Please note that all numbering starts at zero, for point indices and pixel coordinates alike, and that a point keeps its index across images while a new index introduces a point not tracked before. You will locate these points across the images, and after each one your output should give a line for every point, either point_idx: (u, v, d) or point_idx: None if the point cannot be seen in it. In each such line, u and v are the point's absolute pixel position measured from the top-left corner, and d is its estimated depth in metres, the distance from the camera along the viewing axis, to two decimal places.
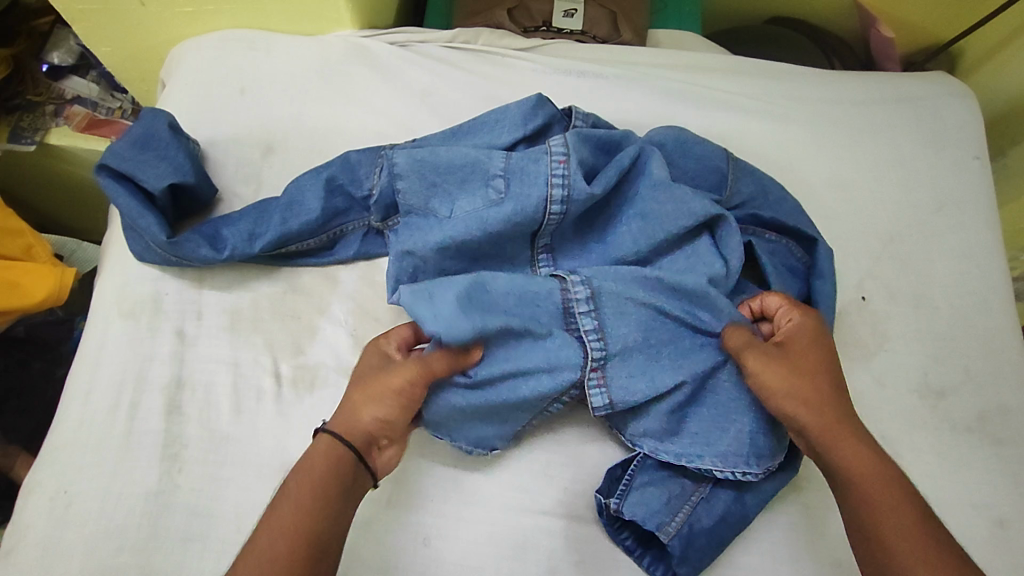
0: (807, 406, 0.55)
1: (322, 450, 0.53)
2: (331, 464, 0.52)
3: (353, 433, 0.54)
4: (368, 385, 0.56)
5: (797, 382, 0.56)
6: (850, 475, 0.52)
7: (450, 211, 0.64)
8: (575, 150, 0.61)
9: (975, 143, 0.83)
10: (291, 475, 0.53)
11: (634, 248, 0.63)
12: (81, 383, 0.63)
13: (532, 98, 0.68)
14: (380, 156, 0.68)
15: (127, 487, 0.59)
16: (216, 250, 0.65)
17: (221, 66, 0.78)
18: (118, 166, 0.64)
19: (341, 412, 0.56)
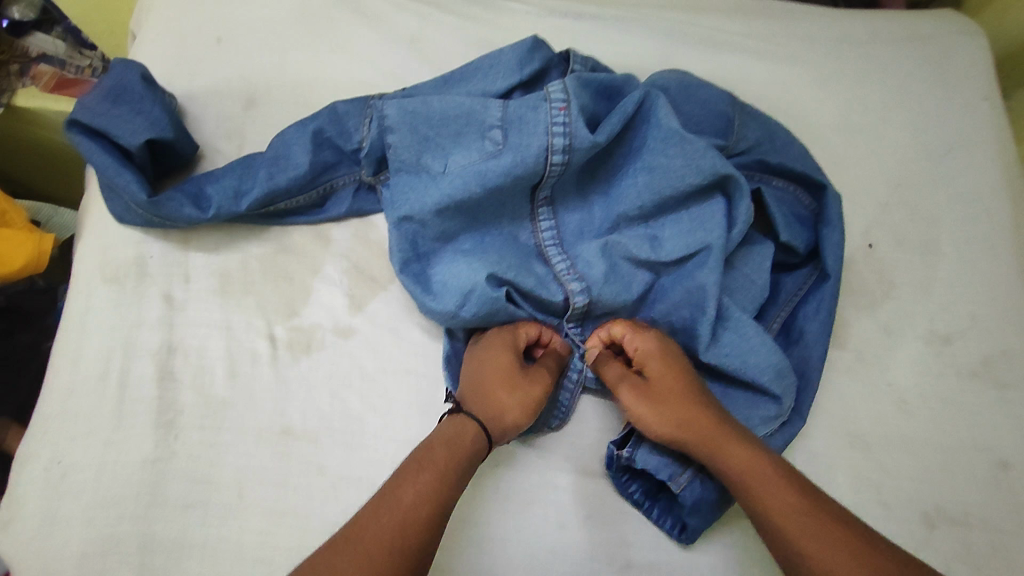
0: (671, 405, 0.56)
1: (470, 436, 0.53)
2: (475, 451, 0.53)
3: (500, 428, 0.55)
4: (518, 385, 0.57)
5: (649, 394, 0.57)
6: (726, 463, 0.53)
7: (444, 165, 0.61)
8: (576, 96, 0.58)
9: (984, 82, 0.80)
10: (430, 451, 0.51)
11: (637, 205, 0.61)
12: (68, 351, 0.61)
13: (528, 41, 0.64)
14: (370, 107, 0.64)
15: (124, 454, 0.58)
16: (201, 209, 0.61)
17: (195, 14, 0.73)
18: (90, 121, 0.59)
19: (483, 400, 0.56)
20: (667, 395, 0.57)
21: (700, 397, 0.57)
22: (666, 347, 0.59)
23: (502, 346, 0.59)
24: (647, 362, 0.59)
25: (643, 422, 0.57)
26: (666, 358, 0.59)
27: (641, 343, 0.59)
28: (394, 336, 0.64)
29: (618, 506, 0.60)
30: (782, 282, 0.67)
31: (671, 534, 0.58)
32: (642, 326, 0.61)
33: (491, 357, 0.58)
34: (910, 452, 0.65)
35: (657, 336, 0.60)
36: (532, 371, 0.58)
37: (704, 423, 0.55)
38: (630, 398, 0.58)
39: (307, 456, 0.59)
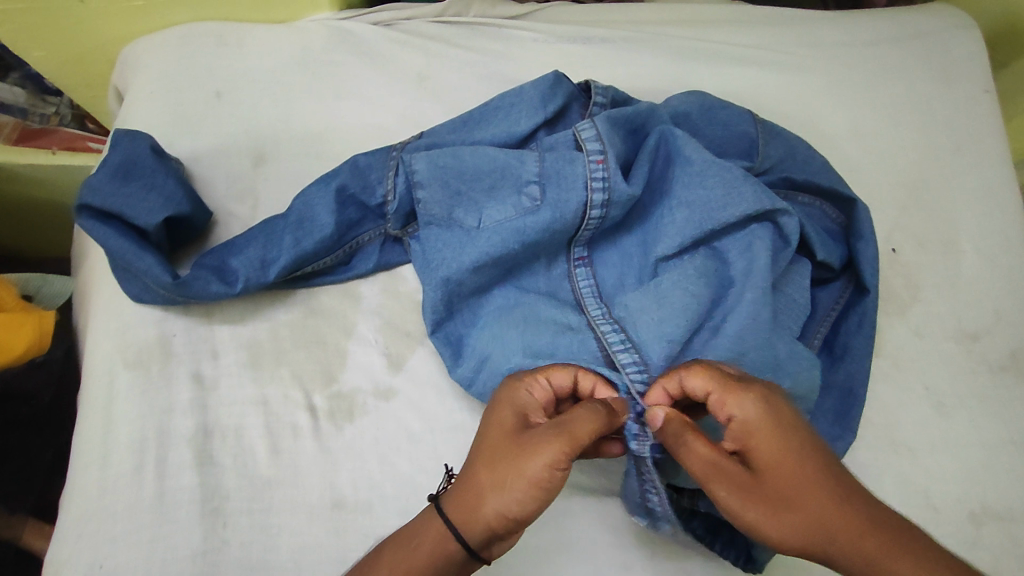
0: (800, 503, 0.43)
1: (433, 533, 0.45)
2: (441, 552, 0.45)
3: (471, 522, 0.45)
4: (501, 461, 0.46)
5: (759, 487, 0.45)
6: None
7: (478, 219, 0.59)
8: (612, 148, 0.58)
9: (985, 76, 0.81)
10: (391, 547, 0.46)
11: (679, 241, 0.59)
12: (96, 444, 0.58)
13: (549, 77, 0.62)
14: (393, 158, 0.62)
15: (172, 550, 0.55)
16: (228, 283, 0.58)
17: (188, 67, 0.69)
18: (102, 205, 0.55)
19: (461, 484, 0.47)
20: (788, 489, 0.44)
21: (836, 489, 0.44)
22: (772, 417, 0.46)
23: (505, 411, 0.50)
24: (754, 440, 0.46)
25: (757, 527, 0.44)
26: (778, 435, 0.46)
27: (740, 410, 0.47)
28: (437, 393, 0.62)
29: (682, 541, 0.61)
30: (818, 297, 0.67)
31: (739, 565, 0.59)
32: (729, 391, 0.48)
33: (488, 423, 0.50)
34: (949, 451, 0.68)
35: (757, 407, 0.47)
36: (528, 438, 0.46)
37: (853, 531, 0.42)
38: (732, 495, 0.45)
39: (366, 530, 0.57)
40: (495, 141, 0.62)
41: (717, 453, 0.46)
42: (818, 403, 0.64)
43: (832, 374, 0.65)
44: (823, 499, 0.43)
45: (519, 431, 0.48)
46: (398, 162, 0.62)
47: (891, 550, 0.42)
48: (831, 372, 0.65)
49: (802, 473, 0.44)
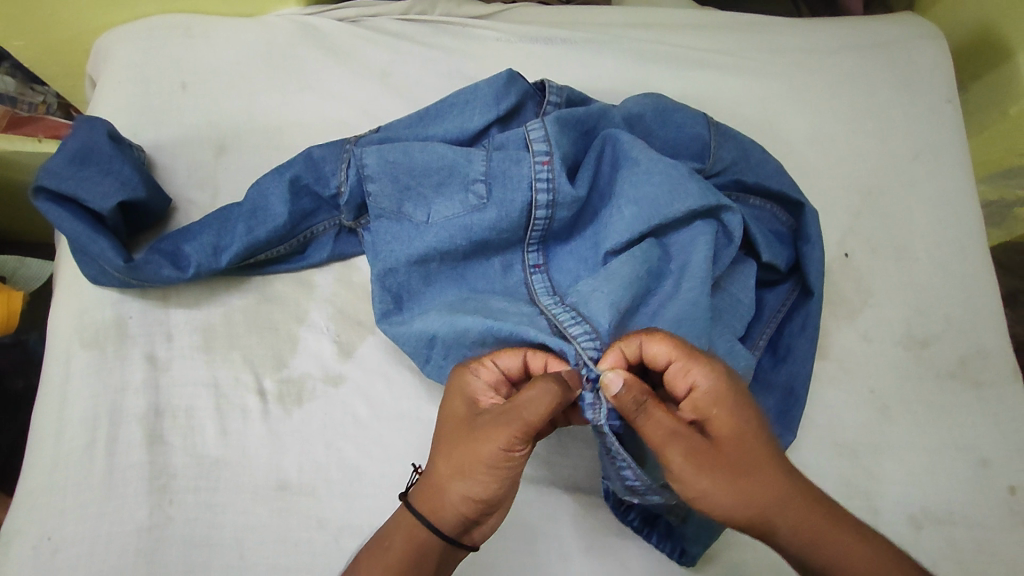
0: (750, 477, 0.46)
1: (406, 525, 0.48)
2: (415, 542, 0.47)
3: (439, 510, 0.47)
4: (455, 449, 0.47)
5: (715, 457, 0.46)
6: (819, 546, 0.47)
7: (427, 215, 0.61)
8: (558, 149, 0.60)
9: (947, 85, 0.82)
10: (371, 544, 0.49)
11: (623, 237, 0.60)
12: (51, 421, 0.59)
13: (503, 75, 0.64)
14: (346, 151, 0.64)
15: (118, 524, 0.56)
16: (180, 269, 0.61)
17: (156, 58, 0.71)
18: (58, 187, 0.58)
19: (424, 476, 0.49)
20: (742, 461, 0.47)
21: (780, 459, 0.48)
22: (729, 391, 0.48)
23: (458, 400, 0.51)
24: (714, 412, 0.48)
25: (707, 495, 0.46)
26: (733, 408, 0.48)
27: (704, 381, 0.48)
28: (385, 381, 0.64)
29: (619, 533, 0.61)
30: (765, 298, 0.69)
31: (671, 557, 0.60)
32: (690, 363, 0.49)
33: (443, 414, 0.51)
34: (894, 456, 0.67)
35: (716, 381, 0.48)
36: (479, 422, 0.47)
37: (791, 497, 0.47)
38: (689, 462, 0.46)
39: (308, 511, 0.59)
40: (447, 137, 0.64)
41: (677, 423, 0.47)
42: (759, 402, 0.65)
43: (775, 374, 0.66)
44: (771, 479, 0.47)
45: (470, 417, 0.49)
46: (350, 155, 0.64)
47: (820, 515, 0.47)
48: (773, 372, 0.66)
49: (756, 447, 0.47)
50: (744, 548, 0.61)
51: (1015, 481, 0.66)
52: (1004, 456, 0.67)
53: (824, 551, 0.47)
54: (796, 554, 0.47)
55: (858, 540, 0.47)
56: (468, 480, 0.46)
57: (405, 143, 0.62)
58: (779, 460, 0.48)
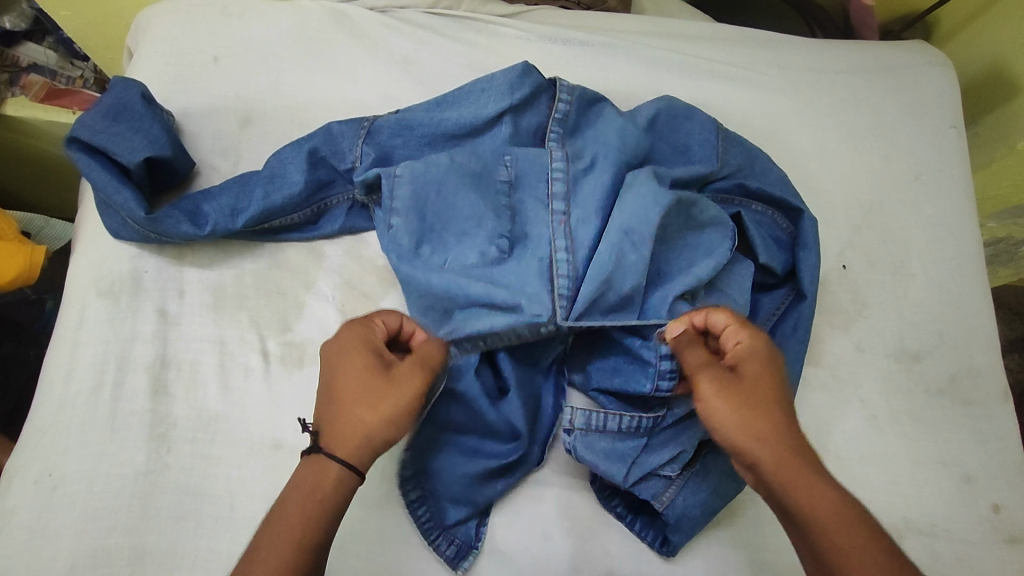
0: (759, 413, 0.49)
1: (333, 473, 0.47)
2: (342, 487, 0.47)
3: (360, 451, 0.48)
4: (373, 395, 0.49)
5: (739, 392, 0.50)
6: (809, 499, 0.46)
7: (443, 260, 0.63)
8: (576, 206, 0.62)
9: (952, 112, 0.84)
10: (292, 500, 0.46)
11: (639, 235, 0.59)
12: (62, 364, 0.62)
13: (519, 68, 0.67)
14: (365, 130, 0.67)
15: (116, 468, 0.58)
16: (197, 225, 0.64)
17: (194, 33, 0.75)
18: (90, 139, 0.63)
19: (338, 426, 0.49)
20: (764, 399, 0.49)
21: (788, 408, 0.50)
22: (758, 352, 0.52)
23: (345, 350, 0.52)
24: (743, 358, 0.52)
25: (716, 416, 0.50)
26: (762, 366, 0.51)
27: (747, 340, 0.53)
28: None
29: (602, 518, 0.62)
30: (760, 301, 0.70)
31: (654, 545, 0.60)
32: (733, 324, 0.54)
33: (343, 364, 0.51)
34: (882, 466, 0.66)
35: (753, 344, 0.53)
36: (393, 372, 0.50)
37: (792, 452, 0.48)
38: (713, 390, 0.50)
39: None
40: (461, 123, 0.67)
41: (711, 362, 0.52)
42: None
43: None
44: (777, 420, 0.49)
45: (378, 368, 0.51)
46: (369, 134, 0.67)
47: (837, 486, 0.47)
48: None
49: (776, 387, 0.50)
50: (726, 544, 0.62)
51: (999, 501, 0.66)
52: (990, 474, 0.67)
53: (798, 494, 0.46)
54: (786, 495, 0.47)
55: (836, 493, 0.46)
56: (393, 425, 0.49)
57: (438, 178, 0.63)
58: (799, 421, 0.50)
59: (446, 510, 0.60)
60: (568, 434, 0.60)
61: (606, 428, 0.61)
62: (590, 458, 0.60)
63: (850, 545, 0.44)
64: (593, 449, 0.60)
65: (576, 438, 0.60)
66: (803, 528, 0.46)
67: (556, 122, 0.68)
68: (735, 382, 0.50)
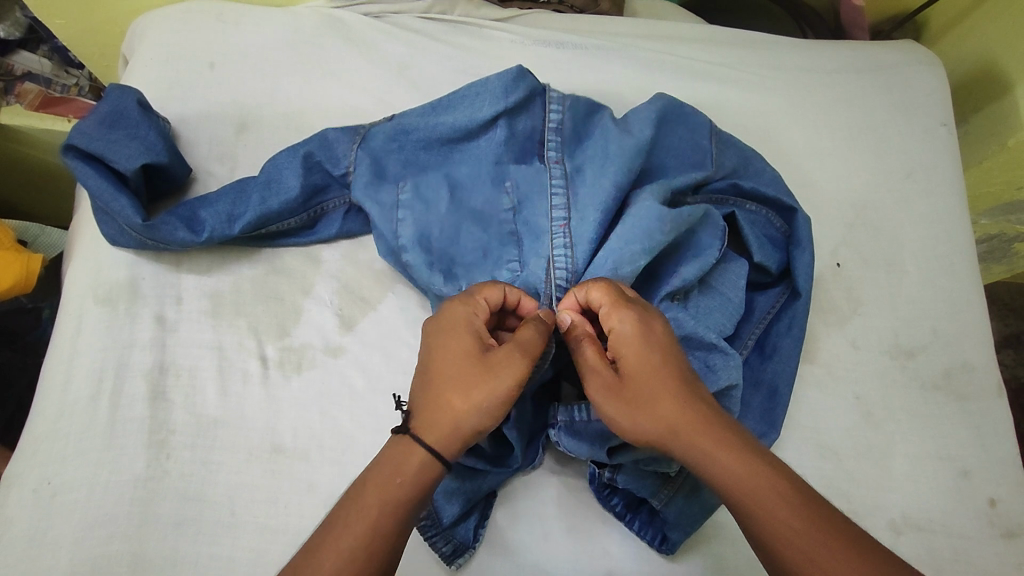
0: (647, 403, 0.50)
1: (417, 458, 0.48)
2: (428, 476, 0.48)
3: (452, 438, 0.49)
4: (472, 380, 0.50)
5: (623, 386, 0.51)
6: (723, 474, 0.48)
7: (452, 271, 0.64)
8: (576, 210, 0.63)
9: (942, 110, 0.85)
10: (377, 479, 0.47)
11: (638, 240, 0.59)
12: (60, 372, 0.62)
13: (513, 70, 0.66)
14: (361, 138, 0.67)
15: (115, 475, 0.58)
16: (195, 232, 0.64)
17: (188, 40, 0.76)
18: (86, 147, 0.63)
19: (433, 405, 0.50)
20: (647, 390, 0.50)
21: (682, 384, 0.51)
22: (639, 330, 0.52)
23: (443, 333, 0.53)
24: (626, 346, 0.52)
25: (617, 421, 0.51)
26: (643, 349, 0.52)
27: (620, 323, 0.53)
28: (382, 355, 0.65)
29: (600, 517, 0.62)
30: (756, 300, 0.71)
31: (653, 543, 0.61)
32: (611, 302, 0.54)
33: (447, 343, 0.52)
34: (879, 462, 0.67)
35: (630, 318, 0.53)
36: (493, 358, 0.50)
37: (697, 431, 0.49)
38: (599, 394, 0.51)
39: (297, 475, 0.60)
40: (455, 128, 0.67)
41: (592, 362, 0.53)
42: (745, 399, 0.67)
43: (761, 372, 0.68)
44: (669, 402, 0.50)
45: (483, 352, 0.51)
46: (365, 142, 0.67)
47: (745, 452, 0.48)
48: (760, 368, 0.68)
49: (659, 366, 0.51)
50: (724, 541, 0.62)
51: (994, 494, 0.66)
52: (986, 468, 0.67)
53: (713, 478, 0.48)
54: (707, 479, 0.48)
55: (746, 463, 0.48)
56: (486, 416, 0.49)
57: (440, 195, 0.66)
58: (692, 392, 0.51)
59: (443, 508, 0.60)
60: (553, 427, 0.61)
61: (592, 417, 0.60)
62: (572, 448, 0.60)
63: (771, 509, 0.46)
64: (577, 439, 0.60)
65: (561, 430, 0.61)
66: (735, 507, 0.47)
67: (549, 122, 0.67)
68: (620, 380, 0.51)
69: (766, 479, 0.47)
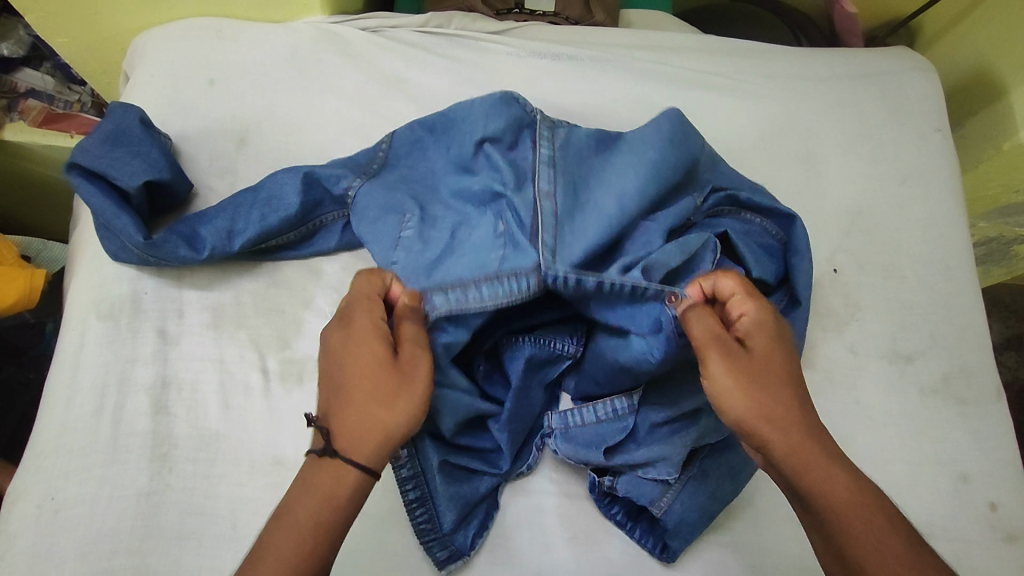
0: (769, 394, 0.49)
1: (335, 474, 0.47)
2: (345, 488, 0.47)
3: (373, 448, 0.48)
4: (382, 388, 0.49)
5: (749, 368, 0.49)
6: (829, 482, 0.47)
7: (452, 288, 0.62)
8: (562, 221, 0.61)
9: (936, 115, 0.85)
10: (294, 502, 0.46)
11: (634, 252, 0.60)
12: (63, 387, 0.62)
13: (499, 96, 0.68)
14: (363, 167, 0.68)
15: (118, 489, 0.58)
16: (195, 250, 0.65)
17: (189, 56, 0.77)
18: (90, 165, 0.64)
19: (341, 420, 0.48)
20: (771, 381, 0.49)
21: (801, 392, 0.50)
22: (769, 329, 0.52)
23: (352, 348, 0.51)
24: (748, 336, 0.51)
25: (726, 398, 0.49)
26: (770, 343, 0.51)
27: (752, 313, 0.52)
28: None
29: (600, 525, 0.62)
30: None
31: (654, 551, 0.61)
32: (744, 295, 0.53)
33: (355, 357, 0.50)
34: (879, 468, 0.67)
35: (764, 315, 0.52)
36: (403, 363, 0.50)
37: (808, 441, 0.48)
38: (722, 367, 0.49)
39: None
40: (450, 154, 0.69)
41: (723, 334, 0.51)
42: None
43: None
44: (789, 401, 0.49)
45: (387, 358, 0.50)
46: (370, 171, 0.68)
47: (857, 476, 0.48)
48: None
49: (781, 363, 0.51)
50: (725, 550, 0.62)
51: (995, 498, 0.66)
52: (985, 472, 0.67)
53: (817, 482, 0.47)
54: (807, 484, 0.48)
55: (847, 474, 0.48)
56: (404, 421, 0.48)
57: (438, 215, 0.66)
58: (809, 405, 0.50)
59: (442, 516, 0.59)
60: (549, 436, 0.63)
61: (585, 422, 0.63)
62: (569, 454, 0.62)
63: (863, 529, 0.46)
64: (572, 445, 0.62)
65: (556, 437, 0.64)
66: (827, 516, 0.47)
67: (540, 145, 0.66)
68: (746, 361, 0.50)
69: (875, 505, 0.47)
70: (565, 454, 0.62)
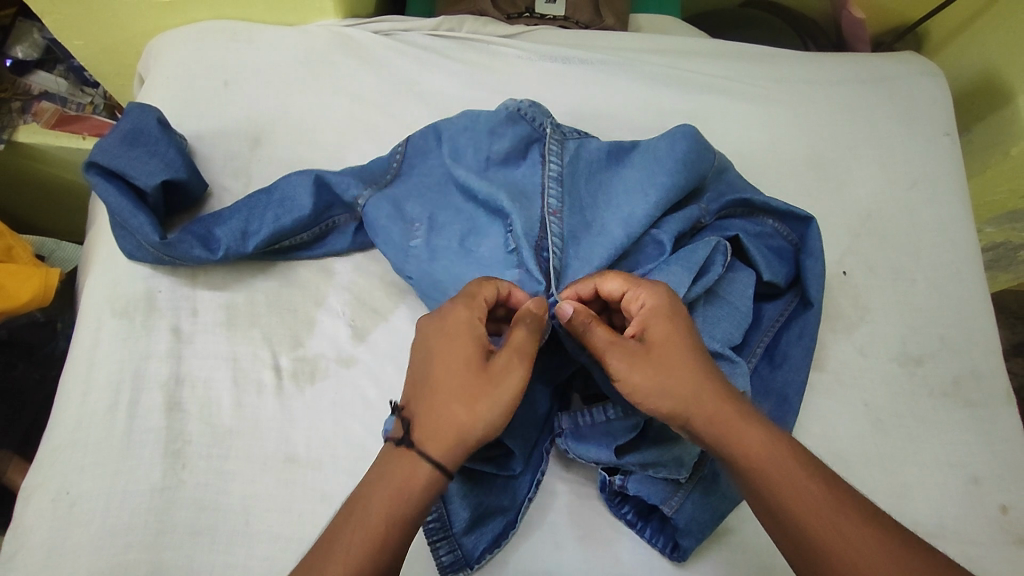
0: (675, 374, 0.52)
1: (413, 469, 0.50)
2: (420, 484, 0.49)
3: (451, 445, 0.50)
4: (466, 388, 0.51)
5: (646, 358, 0.53)
6: (758, 457, 0.50)
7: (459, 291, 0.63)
8: (564, 225, 0.64)
9: (944, 119, 0.86)
10: (374, 495, 0.49)
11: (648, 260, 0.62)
12: (78, 383, 0.63)
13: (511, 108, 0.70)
14: (378, 173, 0.69)
15: (132, 485, 0.59)
16: (210, 249, 0.66)
17: (204, 59, 0.78)
18: (109, 163, 0.65)
19: (422, 413, 0.51)
20: (674, 363, 0.53)
21: (704, 363, 0.53)
22: (663, 308, 0.55)
23: (440, 341, 0.53)
24: (649, 322, 0.54)
25: (640, 391, 0.52)
26: (666, 326, 0.54)
27: (648, 301, 0.55)
28: (394, 365, 0.66)
29: (611, 525, 0.62)
30: (763, 309, 0.71)
31: (665, 551, 0.61)
32: (635, 284, 0.56)
33: (442, 349, 0.53)
34: (889, 470, 0.67)
35: (656, 297, 0.55)
36: (490, 364, 0.51)
37: (728, 412, 0.51)
38: (623, 364, 0.53)
39: (310, 484, 0.61)
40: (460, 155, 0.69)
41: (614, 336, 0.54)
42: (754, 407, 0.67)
43: (771, 381, 0.68)
44: (693, 374, 0.52)
45: (476, 356, 0.52)
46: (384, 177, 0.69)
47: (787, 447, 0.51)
48: (770, 377, 0.68)
49: (682, 343, 0.54)
50: (736, 551, 0.62)
51: (1006, 501, 0.66)
52: (996, 475, 0.67)
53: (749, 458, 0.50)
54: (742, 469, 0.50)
55: (766, 438, 0.51)
56: (482, 422, 0.50)
57: (447, 219, 0.67)
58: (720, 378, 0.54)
59: (453, 516, 0.59)
60: (560, 436, 0.63)
61: (596, 422, 0.62)
62: (579, 452, 0.61)
63: (807, 512, 0.48)
64: (583, 445, 0.62)
65: (566, 436, 0.63)
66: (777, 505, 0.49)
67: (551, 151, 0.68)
68: (646, 353, 0.53)
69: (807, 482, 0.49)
70: (575, 452, 0.62)
